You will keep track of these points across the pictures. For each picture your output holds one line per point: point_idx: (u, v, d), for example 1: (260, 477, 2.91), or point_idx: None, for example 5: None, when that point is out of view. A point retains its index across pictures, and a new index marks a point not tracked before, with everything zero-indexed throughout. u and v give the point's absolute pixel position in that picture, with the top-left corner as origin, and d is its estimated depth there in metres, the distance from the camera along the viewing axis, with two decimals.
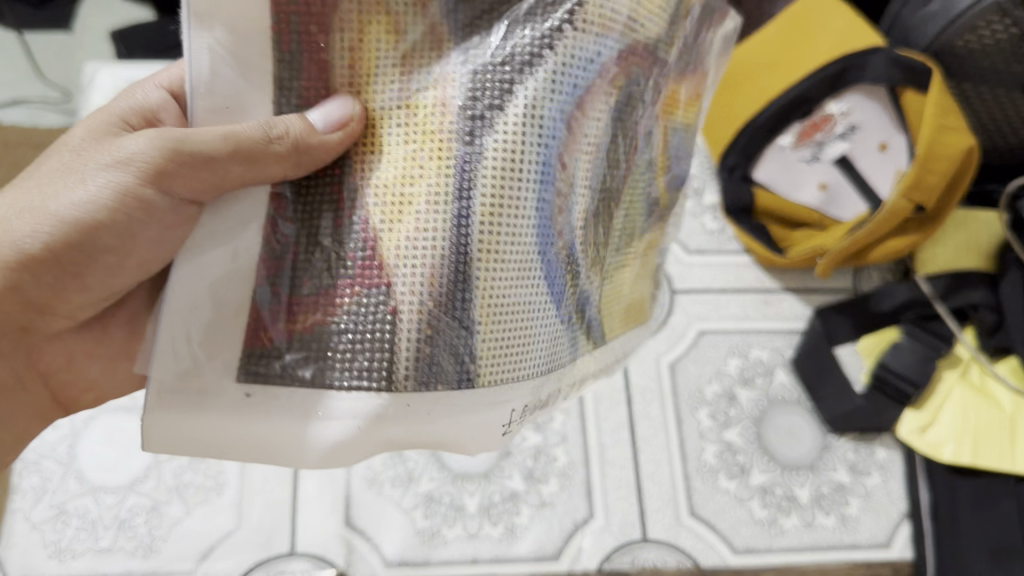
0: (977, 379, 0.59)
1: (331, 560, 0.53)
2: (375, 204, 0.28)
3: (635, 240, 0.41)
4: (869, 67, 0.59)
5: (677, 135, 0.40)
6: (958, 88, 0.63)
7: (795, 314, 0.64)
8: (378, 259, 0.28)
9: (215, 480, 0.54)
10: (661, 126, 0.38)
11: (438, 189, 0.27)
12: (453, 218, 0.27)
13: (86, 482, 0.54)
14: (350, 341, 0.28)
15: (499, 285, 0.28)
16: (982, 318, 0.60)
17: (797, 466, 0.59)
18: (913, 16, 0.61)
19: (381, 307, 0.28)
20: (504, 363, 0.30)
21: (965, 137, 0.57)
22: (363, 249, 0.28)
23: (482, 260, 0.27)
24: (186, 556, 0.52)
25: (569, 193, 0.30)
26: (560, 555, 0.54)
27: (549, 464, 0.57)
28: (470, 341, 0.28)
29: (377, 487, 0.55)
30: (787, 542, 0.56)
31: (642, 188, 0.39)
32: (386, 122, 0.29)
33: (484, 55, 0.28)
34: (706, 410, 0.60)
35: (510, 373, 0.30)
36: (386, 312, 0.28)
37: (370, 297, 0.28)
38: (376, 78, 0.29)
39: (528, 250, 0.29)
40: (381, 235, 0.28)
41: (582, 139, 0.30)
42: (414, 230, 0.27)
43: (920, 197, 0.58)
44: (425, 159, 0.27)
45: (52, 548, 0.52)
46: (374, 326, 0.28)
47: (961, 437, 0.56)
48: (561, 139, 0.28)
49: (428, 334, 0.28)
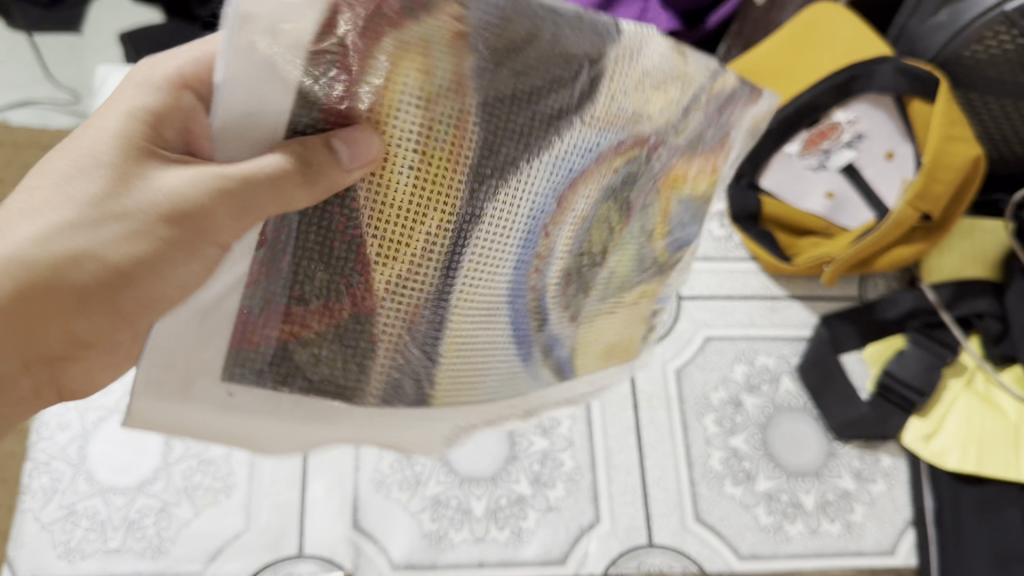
0: (982, 388, 0.59)
1: (338, 563, 0.53)
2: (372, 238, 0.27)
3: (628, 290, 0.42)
4: (877, 76, 0.60)
5: (681, 205, 0.39)
6: (964, 98, 0.63)
7: (801, 321, 0.65)
8: (367, 287, 0.28)
9: (223, 482, 0.55)
10: (664, 195, 0.37)
11: (434, 239, 0.28)
12: (444, 265, 0.30)
13: (95, 482, 0.54)
14: (321, 355, 0.30)
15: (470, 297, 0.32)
16: (987, 327, 0.60)
17: (803, 473, 0.59)
18: (919, 27, 0.61)
19: (362, 333, 0.30)
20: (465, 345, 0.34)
21: (972, 147, 0.57)
22: (357, 279, 0.28)
23: (456, 305, 0.32)
24: (194, 557, 0.53)
25: (551, 246, 0.33)
26: (566, 560, 0.55)
27: (555, 468, 0.57)
28: (429, 366, 0.34)
29: (384, 490, 0.55)
30: (793, 548, 0.57)
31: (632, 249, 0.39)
32: (396, 162, 0.25)
33: (506, 110, 0.26)
34: (712, 416, 0.60)
35: (456, 352, 0.34)
36: (366, 337, 0.30)
37: (356, 321, 0.29)
38: (397, 117, 0.24)
39: (495, 297, 0.33)
40: (374, 269, 0.28)
41: (569, 213, 0.32)
42: (404, 273, 0.29)
43: (926, 206, 0.58)
44: (430, 214, 0.27)
45: (61, 548, 0.52)
46: (350, 343, 0.30)
47: (966, 444, 0.57)
48: (550, 212, 0.31)
49: (398, 357, 0.32)
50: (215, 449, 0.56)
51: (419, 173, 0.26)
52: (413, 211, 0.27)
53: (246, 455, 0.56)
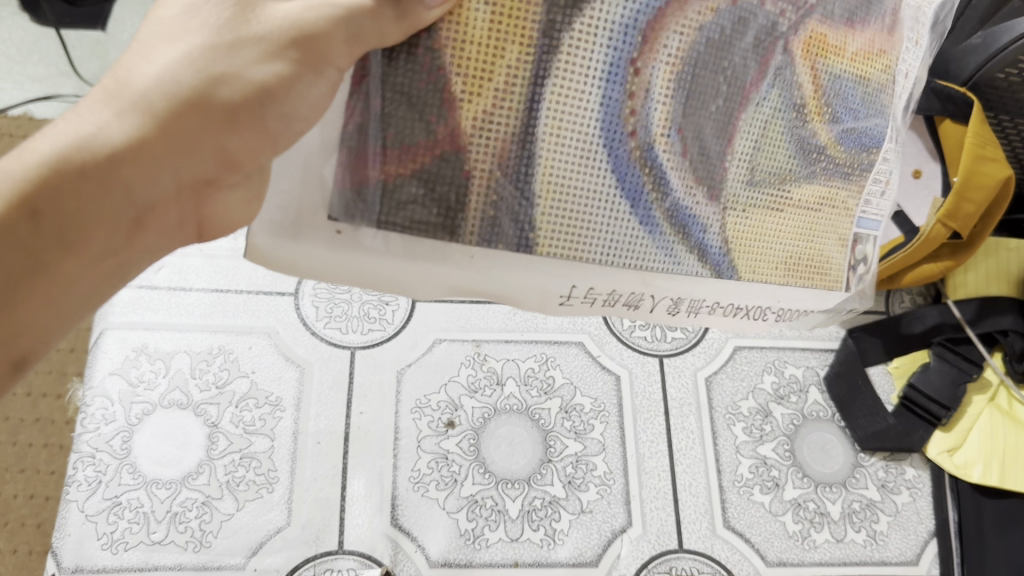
0: (1004, 404, 0.61)
1: (377, 559, 0.54)
2: (457, 72, 0.33)
3: (788, 184, 0.42)
4: (910, 95, 0.62)
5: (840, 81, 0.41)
6: (993, 119, 0.64)
7: (828, 334, 0.66)
8: (460, 123, 0.33)
9: (265, 477, 0.56)
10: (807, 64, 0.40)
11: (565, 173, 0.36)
12: (528, 96, 0.34)
13: (139, 474, 0.55)
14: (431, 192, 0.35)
15: (558, 181, 0.35)
16: (1011, 343, 0.61)
17: (830, 482, 0.60)
18: (952, 49, 0.63)
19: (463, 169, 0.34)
20: (562, 237, 0.37)
21: (1002, 167, 0.59)
22: (445, 118, 0.33)
23: (546, 140, 0.35)
24: (237, 550, 0.54)
25: (643, 95, 0.35)
26: (598, 562, 0.56)
27: (588, 471, 0.59)
28: (530, 211, 0.36)
29: (422, 488, 0.57)
30: (819, 556, 0.58)
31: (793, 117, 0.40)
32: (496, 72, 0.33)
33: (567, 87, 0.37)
34: (742, 426, 0.62)
35: (567, 249, 0.37)
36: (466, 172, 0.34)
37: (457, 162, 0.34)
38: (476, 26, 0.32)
39: (588, 138, 0.35)
40: (462, 107, 0.33)
41: (661, 51, 0.35)
42: (492, 104, 0.34)
43: (956, 225, 0.59)
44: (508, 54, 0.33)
45: (105, 539, 0.53)
46: (449, 187, 0.34)
47: (989, 459, 0.59)
48: (634, 45, 0.35)
49: (494, 201, 0.35)
50: (257, 445, 0.57)
51: (496, 13, 0.32)
52: (493, 46, 0.33)
53: (288, 451, 0.57)
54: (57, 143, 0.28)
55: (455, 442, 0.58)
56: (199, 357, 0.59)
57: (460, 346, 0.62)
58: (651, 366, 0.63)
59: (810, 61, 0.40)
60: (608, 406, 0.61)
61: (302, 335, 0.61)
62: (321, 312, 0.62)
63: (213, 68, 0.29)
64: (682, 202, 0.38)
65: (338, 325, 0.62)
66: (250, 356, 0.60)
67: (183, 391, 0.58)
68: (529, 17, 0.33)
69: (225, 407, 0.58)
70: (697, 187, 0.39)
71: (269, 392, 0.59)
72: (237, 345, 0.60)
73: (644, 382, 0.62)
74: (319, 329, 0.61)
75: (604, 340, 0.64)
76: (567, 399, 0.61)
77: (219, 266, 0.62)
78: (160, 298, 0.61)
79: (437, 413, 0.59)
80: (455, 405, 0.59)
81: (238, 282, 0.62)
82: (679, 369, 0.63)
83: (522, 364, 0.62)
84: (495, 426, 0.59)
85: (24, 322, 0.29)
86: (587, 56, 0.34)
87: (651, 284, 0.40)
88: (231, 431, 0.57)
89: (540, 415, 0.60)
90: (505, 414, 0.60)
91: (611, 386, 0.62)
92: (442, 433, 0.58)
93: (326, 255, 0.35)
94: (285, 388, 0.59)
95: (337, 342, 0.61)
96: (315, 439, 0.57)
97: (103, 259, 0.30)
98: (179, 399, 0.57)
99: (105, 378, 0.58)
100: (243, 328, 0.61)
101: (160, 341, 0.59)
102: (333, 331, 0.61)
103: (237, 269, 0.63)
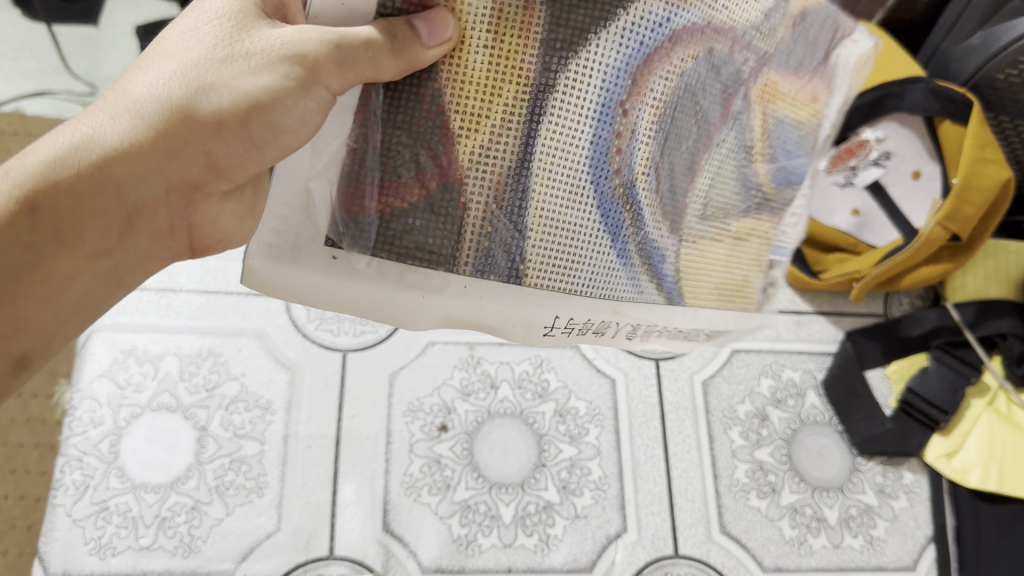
0: (1004, 408, 0.60)
1: (369, 565, 0.54)
2: (456, 108, 0.31)
3: (730, 218, 0.43)
4: (908, 96, 0.60)
5: (780, 124, 0.43)
6: (994, 121, 0.63)
7: (826, 337, 0.65)
8: (452, 160, 0.32)
9: (256, 481, 0.55)
10: (758, 110, 0.41)
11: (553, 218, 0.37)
12: (523, 132, 0.32)
13: (127, 478, 0.54)
14: (426, 218, 0.33)
15: (549, 215, 0.34)
16: (1010, 347, 0.60)
17: (827, 487, 0.60)
18: (952, 49, 0.62)
19: (454, 203, 0.33)
20: (548, 270, 0.36)
21: (1004, 171, 0.57)
22: (444, 152, 0.32)
23: (539, 174, 0.33)
24: (226, 556, 0.53)
25: (629, 135, 0.34)
26: (593, 568, 0.55)
27: (583, 476, 0.58)
28: (520, 242, 0.34)
29: (415, 493, 0.56)
30: (816, 562, 0.57)
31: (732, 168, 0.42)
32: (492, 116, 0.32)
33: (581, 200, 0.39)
34: (738, 430, 0.61)
35: (557, 280, 0.36)
36: (459, 207, 0.33)
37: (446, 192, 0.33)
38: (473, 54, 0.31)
39: (576, 171, 0.34)
40: (458, 142, 0.32)
41: (648, 93, 0.34)
42: (488, 140, 0.32)
43: (955, 227, 0.58)
44: (504, 90, 0.31)
45: (93, 544, 0.52)
46: (446, 217, 0.33)
47: (987, 464, 0.58)
48: (624, 86, 0.33)
49: (488, 230, 0.34)
50: (247, 448, 0.56)
51: (493, 50, 0.31)
52: (491, 83, 0.31)
53: (279, 455, 0.56)
54: (55, 147, 0.29)
55: (448, 447, 0.57)
56: (188, 359, 0.58)
57: (453, 348, 0.61)
58: (647, 369, 0.62)
59: (762, 107, 0.41)
60: (604, 410, 0.60)
61: (293, 338, 0.60)
62: (313, 314, 0.61)
63: (204, 76, 0.30)
64: (651, 234, 0.38)
65: (330, 327, 0.61)
66: (240, 358, 0.59)
67: (172, 393, 0.57)
68: (527, 53, 0.31)
69: (215, 410, 0.57)
70: (664, 221, 0.38)
71: (260, 395, 0.58)
72: (227, 347, 0.59)
73: (640, 386, 0.62)
74: (310, 331, 0.60)
75: (599, 343, 0.63)
76: (561, 403, 0.60)
77: (209, 267, 0.61)
78: (149, 299, 0.60)
79: (431, 417, 0.58)
80: (448, 409, 0.59)
81: (228, 283, 0.61)
82: (675, 373, 0.62)
83: (516, 367, 0.61)
84: (488, 430, 0.58)
85: (24, 318, 0.29)
86: (586, 86, 0.32)
87: (622, 313, 0.40)
88: (221, 435, 0.56)
89: (534, 419, 0.59)
90: (499, 418, 0.59)
91: (606, 389, 0.61)
92: (435, 437, 0.58)
93: (321, 280, 0.34)
94: (276, 391, 0.58)
95: (328, 344, 0.60)
96: (305, 443, 0.57)
97: (97, 258, 0.30)
98: (168, 402, 0.57)
99: (93, 380, 0.57)
100: (233, 330, 0.60)
101: (149, 343, 0.58)
102: (325, 333, 0.60)
103: (227, 270, 0.62)
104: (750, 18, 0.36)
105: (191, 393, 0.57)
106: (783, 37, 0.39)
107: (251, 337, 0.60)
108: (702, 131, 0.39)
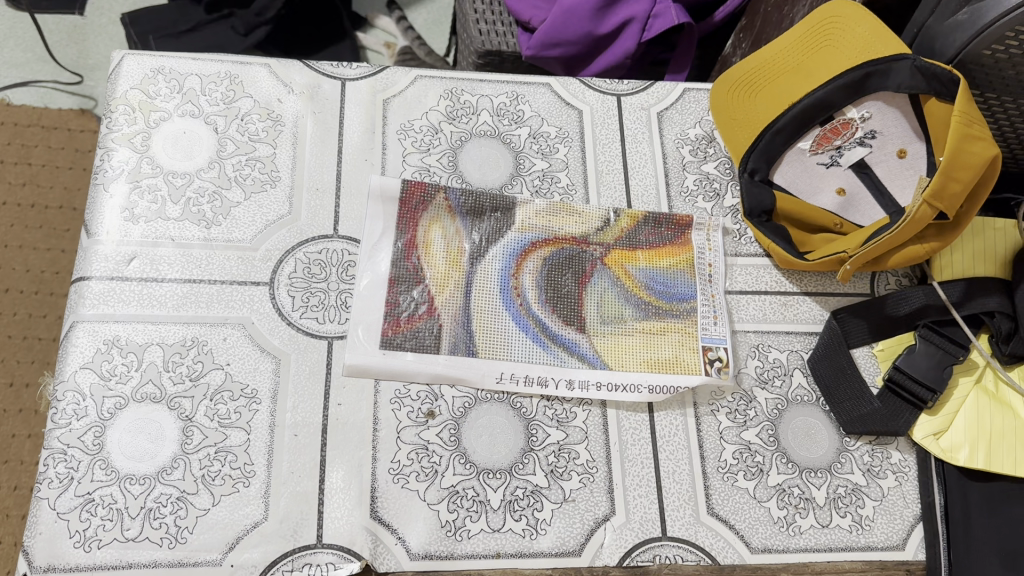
0: (991, 386, 0.60)
1: (356, 553, 0.54)
2: None
3: (628, 321, 0.62)
4: (892, 75, 0.60)
5: (649, 273, 0.64)
6: (980, 96, 0.63)
7: (813, 317, 0.65)
8: None
9: (242, 471, 0.55)
10: (616, 268, 0.64)
11: None
12: None
13: (113, 470, 0.54)
14: None
15: None
16: (998, 325, 0.60)
17: (814, 468, 0.60)
18: (938, 25, 0.60)
19: None
20: None
21: (991, 146, 0.57)
22: None
23: None
24: (212, 546, 0.53)
25: (570, 325, 0.61)
26: (581, 551, 0.55)
27: (571, 460, 0.58)
28: None
29: (402, 480, 0.56)
30: (804, 542, 0.57)
31: (614, 295, 0.63)
32: None
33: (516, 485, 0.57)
34: (725, 412, 0.61)
35: None
36: None
37: None
38: None
39: None
40: None
41: None
42: None
43: (943, 205, 0.58)
44: None
45: (78, 537, 0.52)
46: None
47: (976, 443, 0.58)
48: None
49: None
50: (232, 438, 0.56)
51: None
52: None
53: (264, 444, 0.56)
54: None
55: (435, 432, 0.57)
56: (172, 350, 0.58)
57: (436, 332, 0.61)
58: None
59: (620, 267, 0.64)
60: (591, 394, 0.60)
61: (278, 326, 0.59)
62: (298, 303, 0.60)
63: None
64: (562, 334, 0.61)
65: (315, 315, 0.60)
66: (225, 348, 0.58)
67: (156, 384, 0.57)
68: None
69: (199, 400, 0.56)
70: (568, 326, 0.61)
71: (245, 384, 0.57)
72: (211, 336, 0.58)
73: None
74: (296, 320, 0.60)
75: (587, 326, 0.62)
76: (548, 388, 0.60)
77: (191, 255, 0.60)
78: (130, 289, 0.59)
79: (417, 403, 0.58)
80: (435, 395, 0.58)
81: (211, 271, 0.60)
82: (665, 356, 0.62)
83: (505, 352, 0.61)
84: (476, 416, 0.58)
85: None
86: None
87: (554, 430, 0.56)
88: (206, 425, 0.56)
89: (521, 403, 0.59)
90: (486, 403, 0.59)
91: None
92: (422, 423, 0.58)
93: None
94: (261, 379, 0.58)
95: (314, 332, 0.59)
96: (291, 431, 0.56)
97: None
98: (153, 392, 0.56)
99: (76, 372, 0.56)
100: (216, 319, 0.59)
101: (132, 332, 0.58)
102: (310, 321, 0.60)
103: (210, 258, 0.61)
104: (599, 251, 0.64)
105: (174, 385, 0.57)
106: (620, 232, 0.65)
107: (231, 327, 0.59)
108: (575, 312, 0.61)
